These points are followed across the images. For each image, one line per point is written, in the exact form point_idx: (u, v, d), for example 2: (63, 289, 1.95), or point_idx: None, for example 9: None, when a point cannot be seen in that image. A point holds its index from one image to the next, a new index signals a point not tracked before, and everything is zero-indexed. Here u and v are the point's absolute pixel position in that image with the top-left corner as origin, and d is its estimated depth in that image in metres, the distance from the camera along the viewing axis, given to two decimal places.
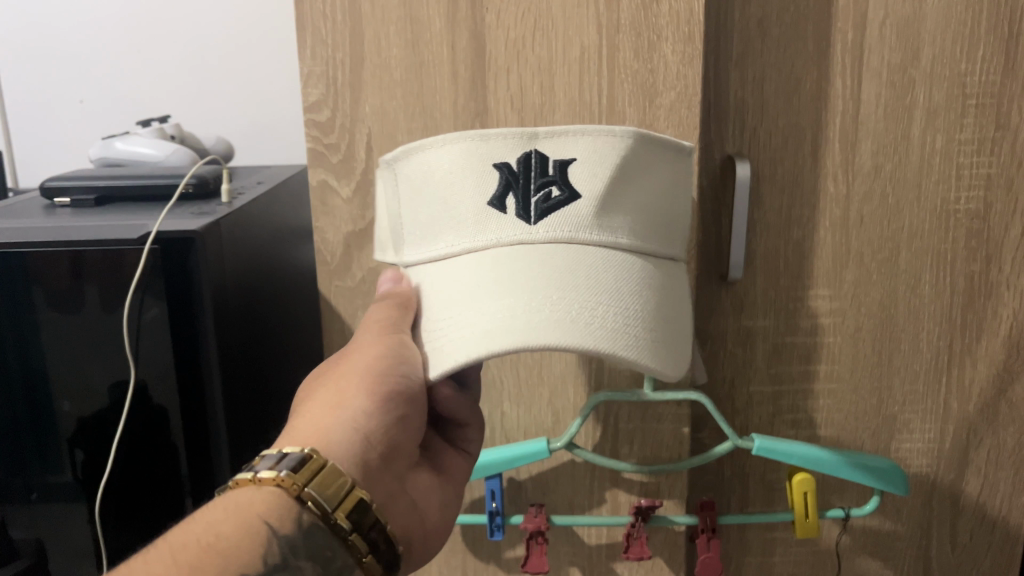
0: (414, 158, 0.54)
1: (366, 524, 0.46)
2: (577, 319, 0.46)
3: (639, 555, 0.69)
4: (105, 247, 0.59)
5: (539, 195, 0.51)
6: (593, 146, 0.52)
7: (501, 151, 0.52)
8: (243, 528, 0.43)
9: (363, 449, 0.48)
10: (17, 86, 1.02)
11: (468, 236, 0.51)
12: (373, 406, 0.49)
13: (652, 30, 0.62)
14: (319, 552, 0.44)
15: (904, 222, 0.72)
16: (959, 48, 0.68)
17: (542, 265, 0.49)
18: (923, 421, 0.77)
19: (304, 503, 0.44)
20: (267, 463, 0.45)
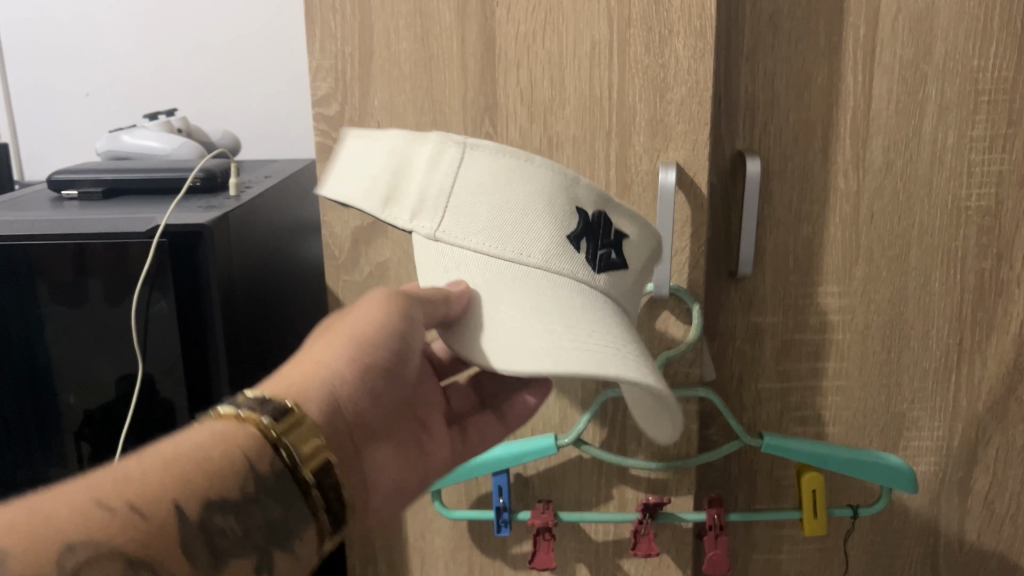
0: (498, 157, 0.48)
1: (332, 488, 0.42)
2: (638, 358, 0.46)
3: (647, 552, 0.70)
4: (114, 240, 0.59)
5: (603, 254, 0.49)
6: (643, 225, 0.53)
7: (584, 197, 0.49)
8: (223, 457, 0.38)
9: (332, 410, 0.44)
10: (23, 79, 1.02)
11: (538, 256, 0.47)
12: (353, 372, 0.46)
13: (664, 24, 0.61)
14: (288, 505, 0.40)
15: (915, 219, 0.71)
16: (972, 44, 0.68)
17: (601, 310, 0.47)
18: (932, 419, 0.76)
19: (278, 452, 0.40)
20: (249, 403, 0.41)
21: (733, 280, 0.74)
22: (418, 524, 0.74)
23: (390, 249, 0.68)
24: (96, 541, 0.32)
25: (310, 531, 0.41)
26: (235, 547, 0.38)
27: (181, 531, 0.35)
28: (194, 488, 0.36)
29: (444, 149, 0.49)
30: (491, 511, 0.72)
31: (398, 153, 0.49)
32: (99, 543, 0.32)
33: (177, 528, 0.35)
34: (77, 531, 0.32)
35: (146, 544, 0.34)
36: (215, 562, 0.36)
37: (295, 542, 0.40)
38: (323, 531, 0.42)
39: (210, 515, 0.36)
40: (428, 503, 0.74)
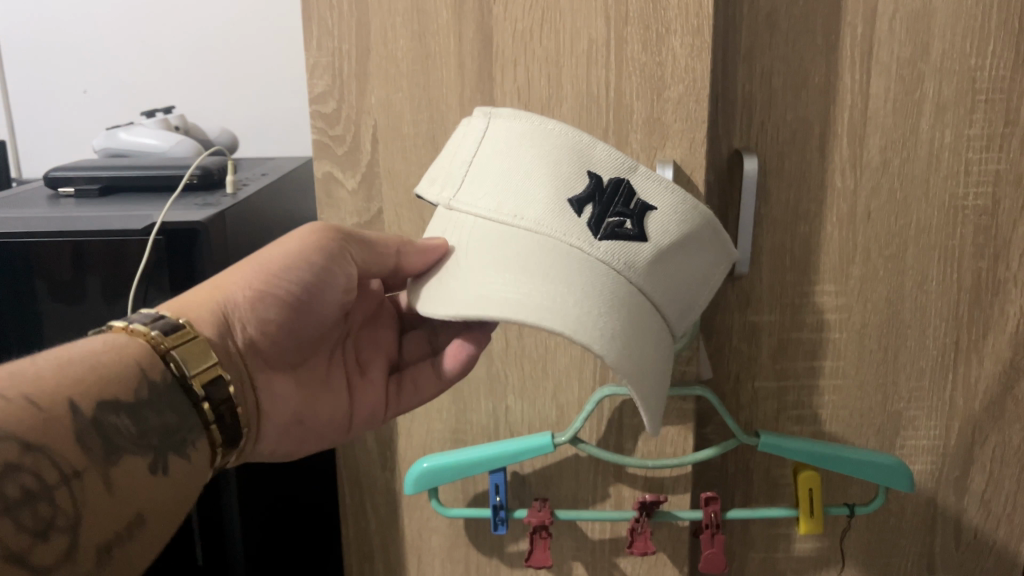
0: (516, 122, 0.50)
1: (222, 399, 0.47)
2: (578, 317, 0.43)
3: (643, 550, 0.70)
4: (111, 237, 0.59)
5: (613, 219, 0.47)
6: (679, 200, 0.49)
7: (600, 163, 0.48)
8: (117, 365, 0.43)
9: (224, 331, 0.50)
10: (21, 77, 1.02)
11: (531, 218, 0.46)
12: (249, 298, 0.51)
13: (661, 22, 0.61)
14: (180, 409, 0.45)
15: (912, 218, 0.71)
16: (969, 43, 0.68)
17: (580, 272, 0.45)
18: (929, 417, 0.76)
19: (167, 363, 0.45)
20: (141, 320, 0.47)
21: (730, 279, 0.74)
22: (415, 522, 0.74)
23: None
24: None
25: (202, 437, 0.46)
26: (131, 445, 0.42)
27: (74, 422, 0.39)
28: (88, 387, 0.41)
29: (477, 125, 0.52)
30: (488, 508, 0.72)
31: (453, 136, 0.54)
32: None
33: (70, 420, 0.39)
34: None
35: (41, 430, 0.38)
36: (111, 455, 0.40)
37: (190, 447, 0.45)
38: (215, 439, 0.47)
39: (104, 413, 0.41)
40: (425, 501, 0.74)
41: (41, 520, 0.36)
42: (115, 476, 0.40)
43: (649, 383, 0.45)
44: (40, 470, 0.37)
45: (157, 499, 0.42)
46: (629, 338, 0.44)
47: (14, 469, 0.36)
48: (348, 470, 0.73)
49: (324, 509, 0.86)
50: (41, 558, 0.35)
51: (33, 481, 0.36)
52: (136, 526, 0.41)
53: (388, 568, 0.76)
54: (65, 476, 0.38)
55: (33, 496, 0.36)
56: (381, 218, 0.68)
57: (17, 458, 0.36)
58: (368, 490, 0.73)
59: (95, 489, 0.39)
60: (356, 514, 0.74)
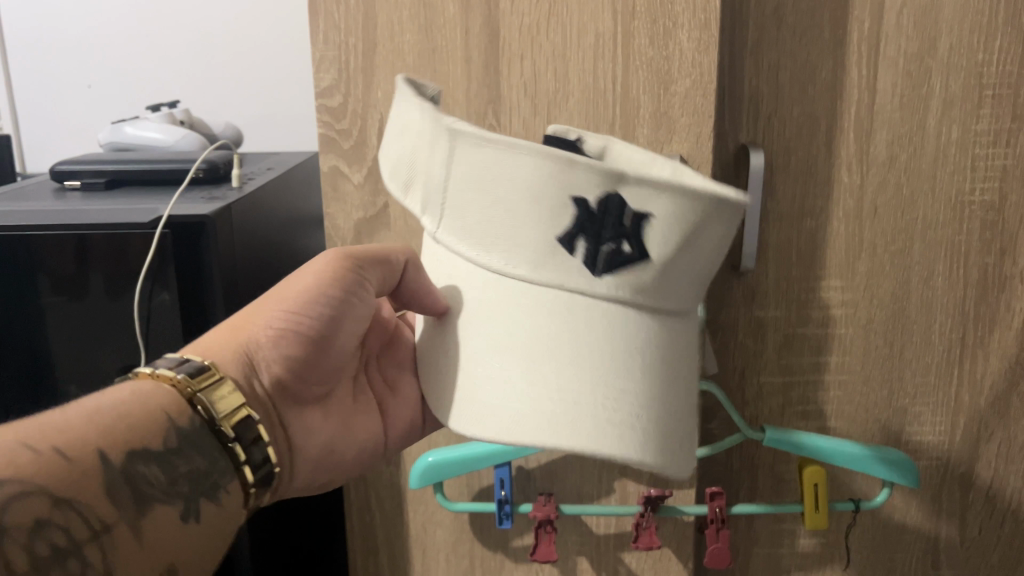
0: (482, 146, 0.41)
1: (251, 440, 0.46)
2: (561, 418, 0.40)
3: (649, 545, 0.70)
4: (116, 231, 0.58)
5: (610, 248, 0.40)
6: (687, 198, 0.39)
7: (581, 182, 0.39)
8: (147, 416, 0.42)
9: (248, 372, 0.50)
10: (25, 70, 1.02)
11: (527, 262, 0.42)
12: (271, 336, 0.51)
13: (668, 16, 0.61)
14: (208, 453, 0.44)
15: (918, 213, 0.71)
16: (977, 38, 0.68)
17: (577, 346, 0.41)
18: (934, 413, 0.76)
19: (195, 406, 0.44)
20: (168, 364, 0.46)
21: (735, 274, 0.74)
22: (419, 517, 0.74)
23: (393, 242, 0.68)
24: (24, 479, 0.35)
25: (233, 480, 0.45)
26: (161, 494, 0.41)
27: (104, 474, 0.39)
28: (119, 438, 0.40)
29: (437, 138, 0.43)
30: (493, 503, 0.72)
31: (420, 122, 0.45)
32: (29, 480, 0.35)
33: (101, 473, 0.38)
34: (8, 472, 0.35)
35: (72, 485, 0.37)
36: (141, 505, 0.40)
37: (221, 491, 0.44)
38: (246, 481, 0.45)
39: (133, 463, 0.40)
40: (430, 495, 0.74)
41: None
42: (146, 527, 0.39)
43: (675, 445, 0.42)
44: (72, 524, 0.36)
45: (189, 549, 0.42)
46: (641, 414, 0.41)
47: (46, 524, 0.35)
48: None
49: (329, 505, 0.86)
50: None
51: (63, 538, 0.35)
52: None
53: (392, 563, 0.76)
54: (95, 530, 0.37)
55: (64, 552, 0.35)
56: (387, 212, 0.68)
57: (48, 513, 0.35)
58: (373, 485, 0.73)
59: (125, 539, 0.38)
60: (361, 509, 0.74)
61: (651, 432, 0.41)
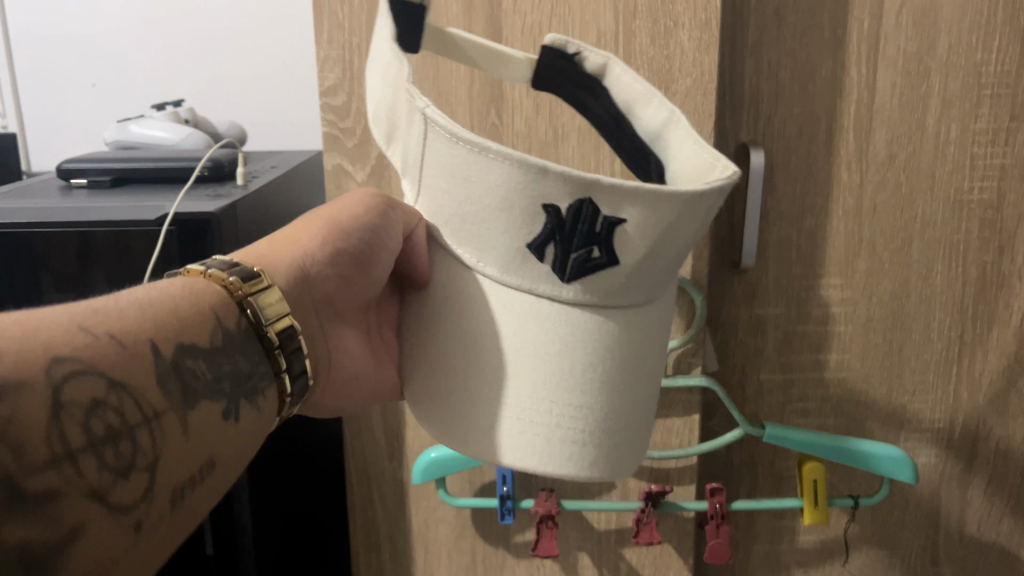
0: (454, 143, 0.39)
1: (294, 349, 0.41)
2: (513, 433, 0.40)
3: (649, 540, 0.71)
4: (122, 228, 0.59)
5: (578, 255, 0.39)
6: (663, 208, 0.37)
7: (552, 190, 0.37)
8: (195, 311, 0.37)
9: (297, 286, 0.45)
10: (30, 69, 1.02)
11: (495, 264, 0.41)
12: (324, 253, 0.46)
13: (669, 16, 0.62)
14: (251, 357, 0.39)
15: (918, 211, 0.72)
16: (975, 38, 0.68)
17: (539, 356, 0.40)
18: (933, 411, 0.77)
19: (243, 309, 0.40)
20: (218, 264, 0.41)
21: (735, 272, 0.75)
22: (421, 512, 0.75)
23: None
24: (75, 356, 0.30)
25: (271, 386, 0.40)
26: (206, 391, 0.35)
27: (154, 364, 0.33)
28: (167, 328, 0.35)
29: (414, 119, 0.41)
30: (495, 499, 0.72)
31: (396, 91, 0.43)
32: (80, 358, 0.30)
33: (153, 361, 0.33)
34: (59, 347, 0.30)
35: (123, 367, 0.32)
36: (187, 399, 0.34)
37: (259, 396, 0.39)
38: (284, 389, 0.41)
39: (182, 356, 0.35)
40: (432, 491, 0.75)
41: (124, 459, 0.30)
42: (191, 422, 0.34)
43: (625, 455, 0.43)
44: (124, 408, 0.31)
45: (229, 449, 0.36)
46: (598, 430, 0.41)
47: (98, 405, 0.30)
48: (356, 462, 0.73)
49: (333, 501, 0.87)
50: (123, 499, 0.29)
51: (116, 418, 0.30)
52: (206, 473, 0.34)
53: (394, 559, 0.76)
54: (146, 417, 0.31)
55: (117, 434, 0.30)
56: None
57: (101, 394, 0.30)
58: (375, 481, 0.74)
59: (174, 432, 0.33)
60: (363, 505, 0.75)
61: (603, 451, 0.41)
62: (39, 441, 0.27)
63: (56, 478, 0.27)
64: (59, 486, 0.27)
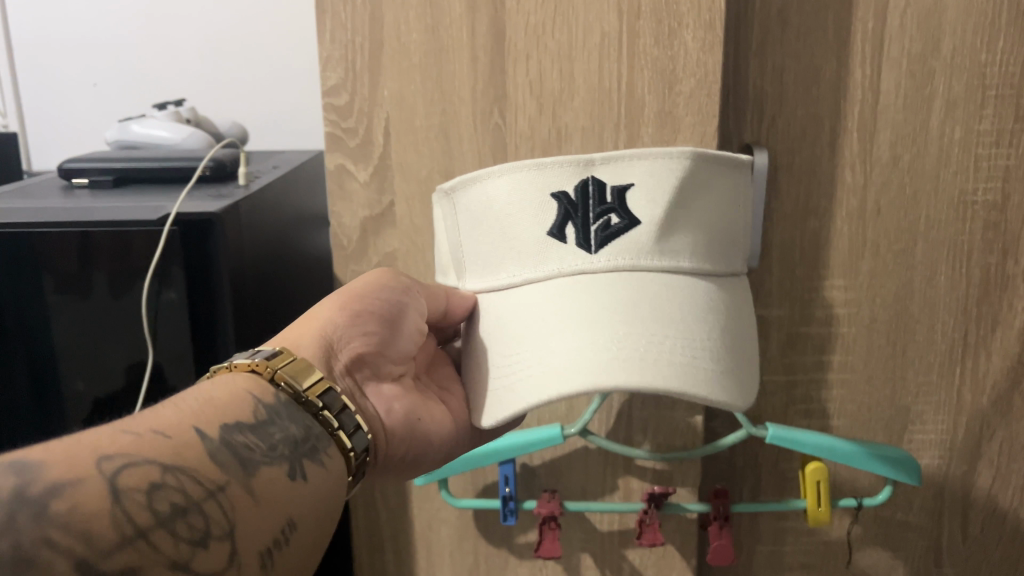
0: (468, 188, 0.56)
1: (339, 407, 0.48)
2: (582, 360, 0.48)
3: (652, 542, 0.70)
4: (124, 228, 0.59)
5: (598, 223, 0.53)
6: (654, 167, 0.53)
7: (558, 180, 0.53)
8: (231, 397, 0.44)
9: (328, 354, 0.52)
10: (30, 68, 1.02)
11: (530, 266, 0.53)
12: (341, 319, 0.53)
13: (673, 16, 0.61)
14: (301, 420, 0.46)
15: (922, 213, 0.72)
16: (979, 39, 0.68)
17: (593, 299, 0.51)
18: (936, 412, 0.77)
19: (278, 384, 0.47)
20: (242, 357, 0.48)
21: None
22: (424, 513, 0.75)
23: (398, 239, 0.69)
24: (124, 452, 0.36)
25: (331, 444, 0.47)
26: (264, 458, 0.42)
27: (204, 446, 0.40)
28: (209, 416, 0.42)
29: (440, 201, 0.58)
30: (497, 500, 0.72)
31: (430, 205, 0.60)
32: (130, 453, 0.36)
33: (201, 443, 0.39)
34: (107, 449, 0.36)
35: (175, 454, 0.38)
36: (247, 470, 0.40)
37: (321, 453, 0.46)
38: (344, 446, 0.48)
39: (229, 433, 0.41)
40: (435, 492, 0.74)
41: (197, 530, 0.36)
42: (256, 488, 0.40)
43: (694, 371, 0.49)
44: (185, 486, 0.37)
45: (302, 506, 0.43)
46: (656, 343, 0.49)
47: (158, 487, 0.36)
48: None
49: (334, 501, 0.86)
50: (204, 564, 0.35)
51: (180, 496, 0.36)
52: (287, 532, 0.41)
53: (397, 560, 0.76)
54: (209, 491, 0.38)
55: (183, 509, 0.36)
56: (393, 211, 0.68)
57: (158, 477, 0.36)
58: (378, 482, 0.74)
59: (241, 500, 0.39)
60: (366, 506, 0.75)
61: (665, 363, 0.48)
62: (107, 527, 0.33)
63: (131, 555, 0.33)
64: (135, 561, 0.33)
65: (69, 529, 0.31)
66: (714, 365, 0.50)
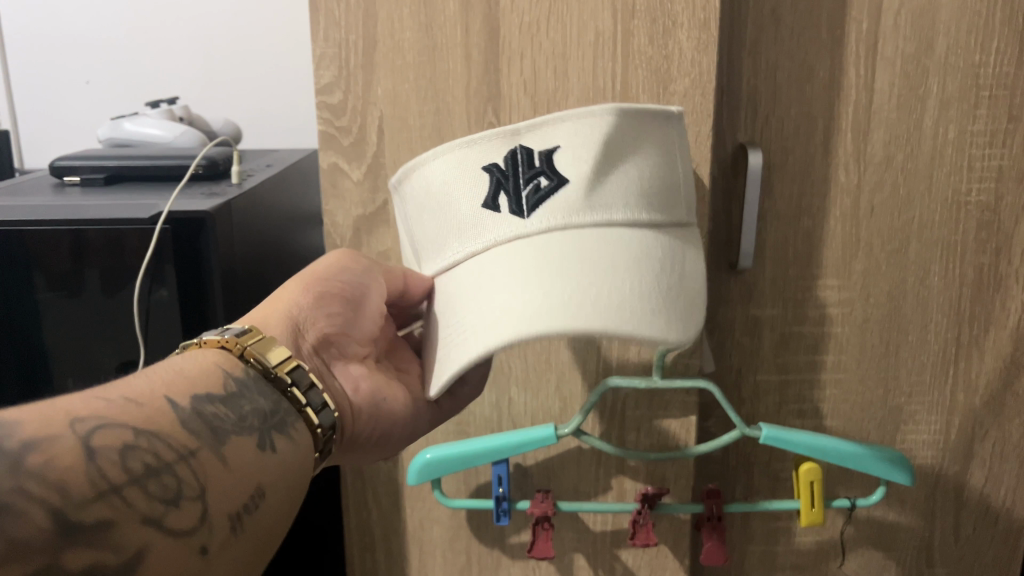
0: (412, 170, 0.54)
1: (306, 385, 0.47)
2: (509, 316, 0.45)
3: (646, 542, 0.70)
4: (115, 225, 0.59)
5: (529, 188, 0.50)
6: (580, 126, 0.50)
7: (488, 153, 0.51)
8: (203, 370, 0.43)
9: (294, 332, 0.52)
10: (23, 66, 1.02)
11: (468, 240, 0.50)
12: (307, 299, 0.53)
13: (667, 15, 0.61)
14: (270, 396, 0.45)
15: (915, 213, 0.72)
16: (973, 39, 0.68)
17: (522, 252, 0.48)
18: (929, 412, 0.77)
19: (247, 360, 0.46)
20: (213, 334, 0.48)
21: (732, 272, 0.74)
22: (416, 513, 0.75)
23: (391, 238, 0.69)
24: (96, 414, 0.35)
25: (299, 421, 0.46)
26: (234, 428, 0.41)
27: (174, 413, 0.39)
28: (180, 386, 0.41)
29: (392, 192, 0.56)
30: (491, 500, 0.72)
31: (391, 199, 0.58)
32: (102, 416, 0.35)
33: (172, 410, 0.38)
34: (80, 412, 0.35)
35: (147, 418, 0.37)
36: (218, 438, 0.40)
37: (288, 427, 0.45)
38: (311, 423, 0.47)
39: (199, 403, 0.40)
40: (427, 492, 0.74)
41: (169, 490, 0.35)
42: (227, 455, 0.39)
43: (623, 312, 0.45)
44: (157, 448, 0.36)
45: (271, 476, 0.42)
46: (584, 289, 0.46)
47: (131, 447, 0.35)
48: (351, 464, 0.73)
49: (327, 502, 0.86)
50: (177, 522, 0.35)
51: (153, 457, 0.35)
52: (256, 499, 0.40)
53: (389, 561, 0.76)
54: (182, 454, 0.37)
55: (156, 470, 0.35)
56: (386, 210, 0.68)
57: (130, 439, 0.35)
58: (370, 482, 0.74)
59: (212, 466, 0.38)
60: (358, 506, 0.74)
61: (594, 306, 0.45)
62: (82, 481, 0.32)
63: (106, 509, 0.32)
64: (111, 515, 0.32)
65: (47, 481, 0.31)
66: (641, 307, 0.46)
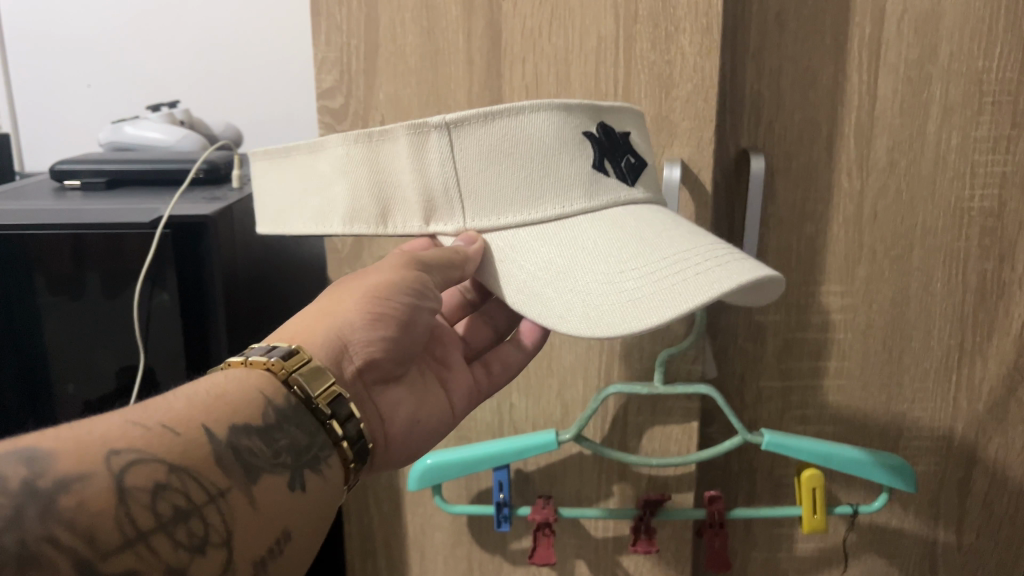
0: (489, 126, 0.46)
1: (346, 416, 0.44)
2: (708, 269, 0.43)
3: (646, 548, 0.71)
4: (114, 230, 0.58)
5: (621, 163, 0.50)
6: (637, 119, 0.53)
7: (584, 121, 0.48)
8: (244, 399, 0.40)
9: (340, 356, 0.47)
10: (24, 68, 1.01)
11: (573, 200, 0.48)
12: (362, 320, 0.48)
13: (670, 21, 0.61)
14: (307, 428, 0.42)
15: (918, 219, 0.71)
16: (977, 45, 0.68)
17: (656, 227, 0.47)
18: (933, 419, 0.77)
19: (291, 387, 0.42)
20: (258, 351, 0.44)
21: None
22: (417, 519, 0.74)
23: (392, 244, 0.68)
24: (134, 447, 0.34)
25: (333, 455, 0.43)
26: (268, 465, 0.39)
27: (211, 446, 0.37)
28: (219, 413, 0.38)
29: (425, 142, 0.46)
30: (491, 506, 0.71)
31: (377, 159, 0.47)
32: (139, 448, 0.34)
33: (208, 443, 0.37)
34: (117, 441, 0.34)
35: (183, 452, 0.35)
36: (251, 475, 0.38)
37: (322, 463, 0.42)
38: (346, 457, 0.44)
39: (237, 436, 0.38)
40: (428, 498, 0.74)
41: (195, 537, 0.34)
42: (257, 495, 0.38)
43: None
44: (188, 488, 0.35)
45: (300, 517, 0.40)
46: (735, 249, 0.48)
47: (163, 488, 0.34)
48: None
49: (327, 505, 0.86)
50: (200, 575, 0.33)
51: (183, 499, 0.34)
52: (282, 543, 0.39)
53: (390, 565, 0.76)
54: (212, 496, 0.35)
55: (184, 513, 0.34)
56: None
57: (163, 477, 0.34)
58: (372, 487, 0.73)
59: (241, 506, 0.37)
60: (359, 511, 0.74)
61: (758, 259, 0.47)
62: (111, 528, 0.31)
63: (131, 559, 0.31)
64: (135, 566, 0.31)
65: (75, 528, 0.30)
66: None
